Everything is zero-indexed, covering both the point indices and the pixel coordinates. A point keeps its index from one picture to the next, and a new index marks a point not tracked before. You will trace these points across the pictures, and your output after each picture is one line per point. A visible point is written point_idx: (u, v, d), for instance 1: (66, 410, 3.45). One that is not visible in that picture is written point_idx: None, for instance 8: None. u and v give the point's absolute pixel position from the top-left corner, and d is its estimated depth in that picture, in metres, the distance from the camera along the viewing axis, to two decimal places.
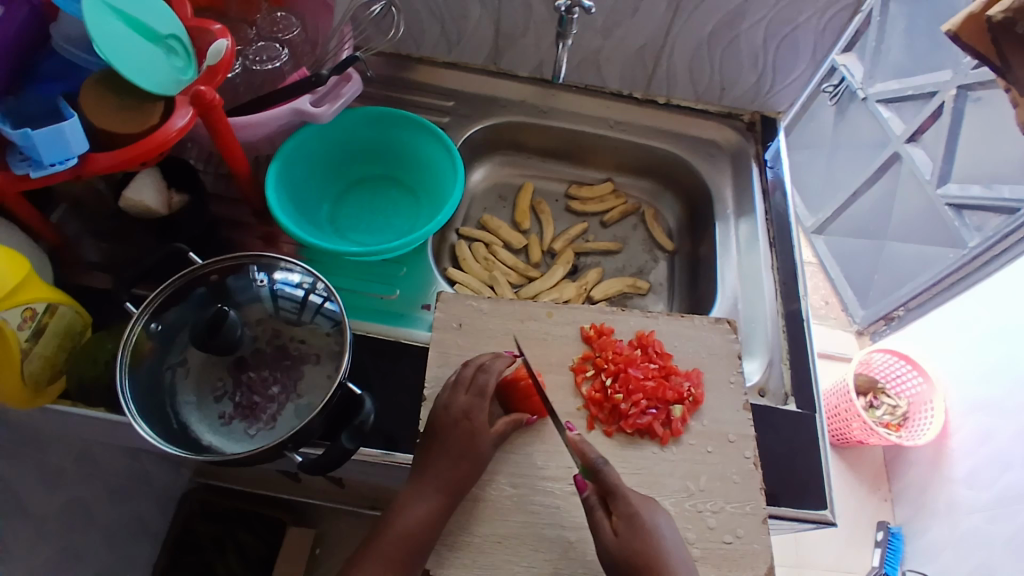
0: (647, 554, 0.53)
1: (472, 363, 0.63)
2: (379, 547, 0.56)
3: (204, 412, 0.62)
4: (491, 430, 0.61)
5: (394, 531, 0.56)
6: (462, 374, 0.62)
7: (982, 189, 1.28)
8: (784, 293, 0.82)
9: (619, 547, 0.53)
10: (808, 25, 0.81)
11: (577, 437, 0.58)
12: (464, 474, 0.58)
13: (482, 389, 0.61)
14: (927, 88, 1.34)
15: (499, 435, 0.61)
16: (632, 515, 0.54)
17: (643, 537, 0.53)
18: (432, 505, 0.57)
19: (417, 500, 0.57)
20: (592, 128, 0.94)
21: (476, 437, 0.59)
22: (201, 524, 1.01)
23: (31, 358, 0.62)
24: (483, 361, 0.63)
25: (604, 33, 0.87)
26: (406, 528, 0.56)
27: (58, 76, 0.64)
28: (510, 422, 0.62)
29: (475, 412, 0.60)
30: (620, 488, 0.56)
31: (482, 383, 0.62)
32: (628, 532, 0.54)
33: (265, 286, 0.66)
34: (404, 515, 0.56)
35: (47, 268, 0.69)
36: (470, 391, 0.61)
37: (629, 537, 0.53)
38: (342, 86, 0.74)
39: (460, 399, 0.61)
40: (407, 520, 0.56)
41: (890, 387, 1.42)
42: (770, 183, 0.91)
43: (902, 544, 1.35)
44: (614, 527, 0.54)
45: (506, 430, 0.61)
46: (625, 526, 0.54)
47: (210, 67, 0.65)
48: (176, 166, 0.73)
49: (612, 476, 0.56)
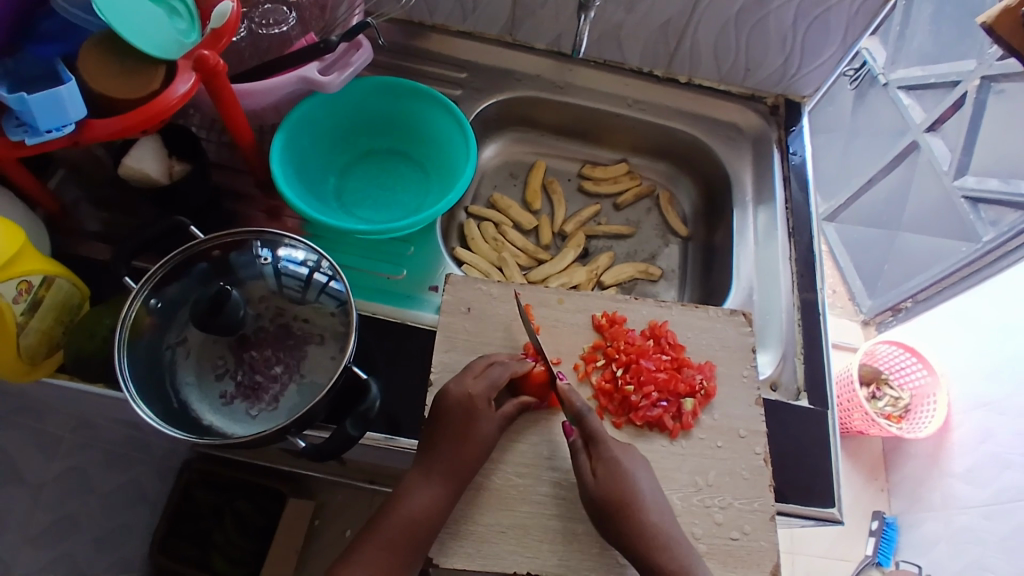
0: (621, 492, 0.55)
1: (485, 358, 0.62)
2: (383, 532, 0.54)
3: (205, 392, 0.60)
4: (496, 414, 0.59)
5: (398, 517, 0.54)
6: (473, 364, 0.61)
7: (1000, 183, 1.25)
8: (801, 284, 0.80)
9: (597, 488, 0.55)
10: (841, 7, 0.78)
11: (565, 387, 0.60)
12: (471, 462, 0.57)
13: (492, 376, 0.60)
14: (950, 77, 1.32)
15: (505, 419, 0.59)
16: (609, 459, 0.57)
17: (622, 478, 0.56)
18: (439, 493, 0.55)
19: (424, 487, 0.56)
20: (610, 106, 0.91)
21: (483, 425, 0.58)
22: (201, 491, 0.99)
23: (28, 332, 0.60)
24: (497, 358, 0.62)
25: (627, 7, 0.82)
26: (411, 515, 0.54)
27: (56, 36, 0.61)
28: (517, 404, 0.60)
29: (484, 399, 0.58)
30: (603, 436, 0.58)
31: (493, 373, 0.60)
32: (605, 475, 0.56)
33: (269, 264, 0.64)
34: (410, 500, 0.55)
35: (44, 237, 0.67)
36: (479, 379, 0.60)
37: (607, 479, 0.56)
38: (351, 55, 0.71)
39: (467, 384, 0.59)
40: (413, 507, 0.55)
41: (894, 378, 1.39)
42: (792, 168, 0.88)
43: (896, 534, 1.36)
44: (593, 468, 0.57)
45: (511, 414, 0.60)
46: (604, 469, 0.56)
47: (212, 30, 0.62)
48: (177, 134, 0.70)
49: (594, 424, 0.59)
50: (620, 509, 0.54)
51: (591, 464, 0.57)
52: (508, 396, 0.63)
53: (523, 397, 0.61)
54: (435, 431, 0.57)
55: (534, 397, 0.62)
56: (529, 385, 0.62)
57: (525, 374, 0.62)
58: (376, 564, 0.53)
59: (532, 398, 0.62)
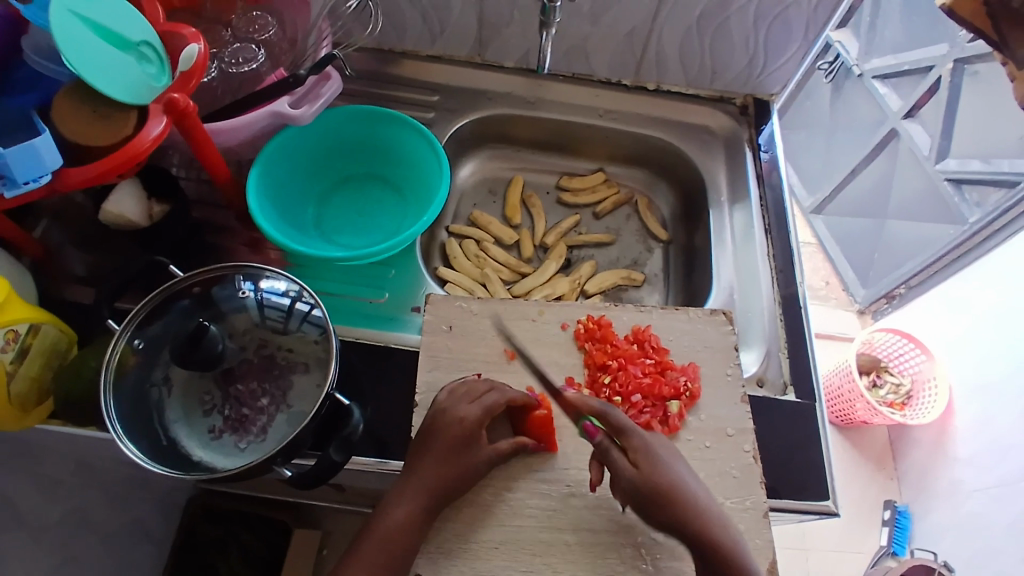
0: (664, 487, 0.54)
1: (485, 380, 0.62)
2: (362, 553, 0.53)
3: (193, 428, 0.61)
4: (490, 446, 0.59)
5: (376, 537, 0.54)
6: (471, 387, 0.61)
7: (982, 164, 1.26)
8: (782, 280, 0.80)
9: (639, 476, 0.54)
10: (799, 6, 0.79)
11: (576, 394, 0.61)
12: (450, 482, 0.56)
13: (486, 403, 0.60)
14: (924, 62, 1.33)
15: (498, 453, 0.59)
16: (651, 453, 0.56)
17: (661, 469, 0.55)
18: (414, 509, 0.55)
19: (400, 504, 0.55)
20: (582, 118, 0.93)
21: (475, 451, 0.58)
22: (203, 526, 1.00)
23: (16, 380, 0.61)
24: (495, 383, 0.62)
25: (591, 20, 0.84)
26: (389, 532, 0.54)
27: (30, 87, 0.63)
28: (513, 443, 0.60)
29: (476, 424, 0.59)
30: (629, 426, 0.58)
31: (487, 400, 0.60)
32: (647, 467, 0.55)
33: (250, 296, 0.65)
34: (386, 518, 0.55)
35: (29, 284, 0.68)
36: (474, 404, 0.60)
37: (648, 466, 0.55)
38: (321, 86, 0.73)
39: (461, 409, 0.59)
40: (390, 523, 0.54)
41: (893, 365, 1.39)
42: (765, 166, 0.90)
43: (908, 523, 1.35)
44: (633, 464, 0.55)
45: (505, 451, 0.59)
46: (646, 463, 0.55)
47: (183, 71, 0.64)
48: (152, 172, 0.71)
49: (618, 417, 0.58)
50: (672, 501, 0.53)
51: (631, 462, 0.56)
52: (508, 429, 0.63)
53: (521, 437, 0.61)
54: (421, 453, 0.57)
55: (533, 439, 0.62)
56: (529, 426, 0.61)
57: (525, 408, 0.61)
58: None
59: (530, 439, 0.62)
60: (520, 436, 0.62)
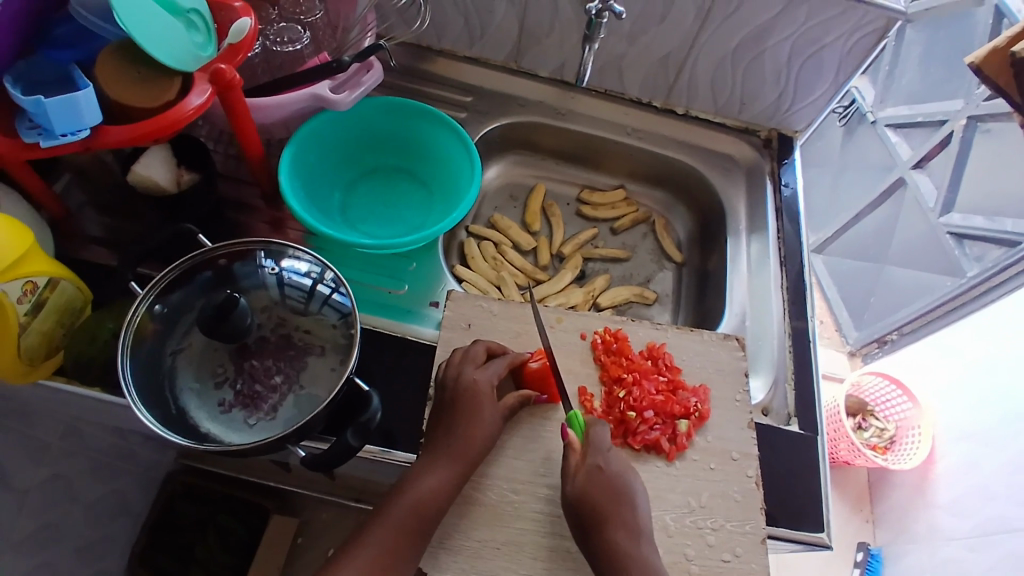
0: (592, 505, 0.55)
1: (483, 343, 0.64)
2: (393, 515, 0.55)
3: (204, 400, 0.60)
4: (500, 404, 0.61)
5: (407, 500, 0.55)
6: (471, 351, 0.63)
7: (984, 221, 1.29)
8: (792, 312, 0.82)
9: (573, 493, 0.56)
10: (834, 47, 0.81)
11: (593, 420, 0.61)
12: (473, 455, 0.58)
13: (495, 367, 0.62)
14: (937, 116, 1.36)
15: (508, 410, 0.61)
16: (598, 468, 0.57)
17: (602, 490, 0.56)
18: (445, 477, 0.57)
19: (432, 471, 0.57)
20: (610, 134, 0.94)
21: (488, 415, 0.60)
22: (184, 505, 0.98)
23: (28, 333, 0.60)
24: (492, 346, 0.65)
25: (630, 40, 0.86)
26: (419, 498, 0.55)
27: (73, 41, 0.63)
28: (519, 398, 0.62)
29: (488, 386, 0.61)
30: (601, 444, 0.59)
31: (495, 364, 0.62)
32: (585, 478, 0.57)
33: (273, 274, 0.65)
34: (417, 484, 0.56)
35: (49, 239, 0.68)
36: (483, 368, 0.62)
37: (586, 484, 0.56)
38: (362, 75, 0.73)
39: (474, 373, 0.61)
40: (421, 490, 0.56)
41: (879, 410, 1.41)
42: (784, 201, 0.91)
43: (881, 566, 1.36)
44: (577, 470, 0.57)
45: (513, 406, 0.62)
46: (585, 475, 0.57)
47: (230, 45, 0.64)
48: (187, 143, 0.71)
49: (596, 434, 0.59)
50: (596, 517, 0.55)
51: (577, 467, 0.58)
52: (513, 388, 0.65)
53: (525, 391, 0.63)
54: (441, 428, 0.59)
55: (535, 391, 0.65)
56: (530, 379, 0.64)
57: (521, 365, 0.65)
58: (379, 551, 0.54)
59: (533, 392, 0.64)
60: (524, 389, 0.64)
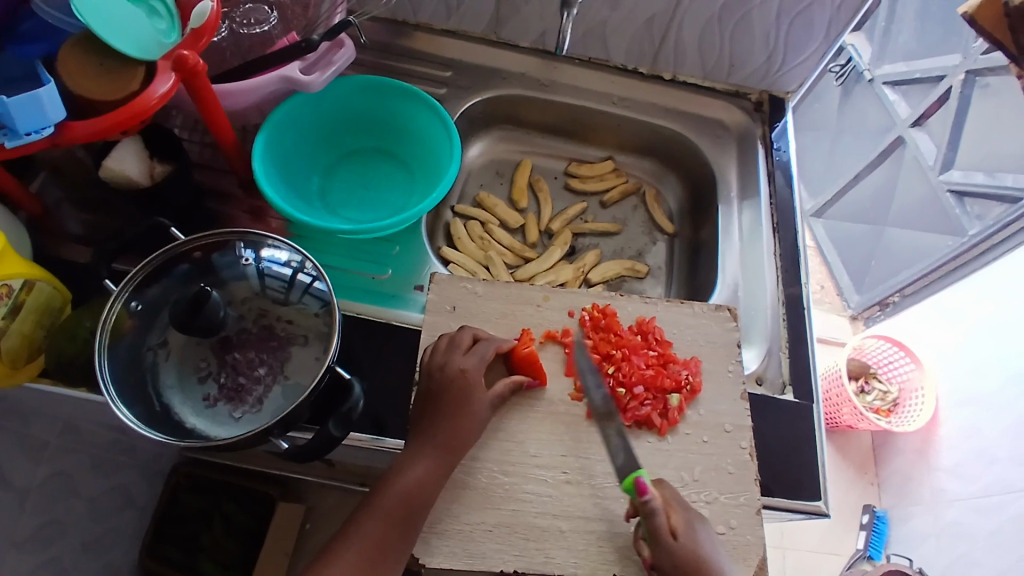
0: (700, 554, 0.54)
1: (468, 330, 0.63)
2: (381, 505, 0.55)
3: (187, 394, 0.60)
4: (488, 393, 0.60)
5: (395, 491, 0.55)
6: (456, 338, 0.62)
7: (985, 178, 1.26)
8: (785, 280, 0.80)
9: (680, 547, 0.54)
10: (823, 3, 0.78)
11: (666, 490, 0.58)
12: (459, 443, 0.57)
13: (481, 352, 0.61)
14: (935, 72, 1.32)
15: (498, 398, 0.60)
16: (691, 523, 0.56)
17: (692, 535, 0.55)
18: (432, 466, 0.56)
19: (418, 462, 0.56)
20: (594, 104, 0.91)
21: (475, 400, 0.59)
22: (187, 495, 0.99)
23: (8, 335, 0.60)
24: (478, 332, 0.64)
25: (611, 4, 0.83)
26: (406, 487, 0.55)
27: (39, 36, 0.61)
28: (510, 385, 0.61)
29: (476, 374, 0.60)
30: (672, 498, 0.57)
31: (481, 349, 0.62)
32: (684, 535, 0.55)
33: (252, 264, 0.64)
34: (404, 476, 0.56)
35: (25, 241, 0.67)
36: (469, 354, 0.61)
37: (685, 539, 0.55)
38: (334, 53, 0.70)
39: (460, 360, 0.60)
40: (407, 481, 0.55)
41: (882, 373, 1.40)
42: (777, 165, 0.89)
43: (886, 527, 1.37)
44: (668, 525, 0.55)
45: (503, 394, 0.61)
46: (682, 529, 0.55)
47: (193, 29, 0.62)
48: (157, 134, 0.69)
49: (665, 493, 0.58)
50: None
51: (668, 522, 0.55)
52: (502, 373, 0.64)
53: (516, 376, 0.63)
54: (430, 413, 0.59)
55: (526, 377, 0.63)
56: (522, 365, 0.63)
57: (510, 351, 0.64)
58: (370, 543, 0.54)
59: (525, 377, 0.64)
60: (515, 374, 0.64)
